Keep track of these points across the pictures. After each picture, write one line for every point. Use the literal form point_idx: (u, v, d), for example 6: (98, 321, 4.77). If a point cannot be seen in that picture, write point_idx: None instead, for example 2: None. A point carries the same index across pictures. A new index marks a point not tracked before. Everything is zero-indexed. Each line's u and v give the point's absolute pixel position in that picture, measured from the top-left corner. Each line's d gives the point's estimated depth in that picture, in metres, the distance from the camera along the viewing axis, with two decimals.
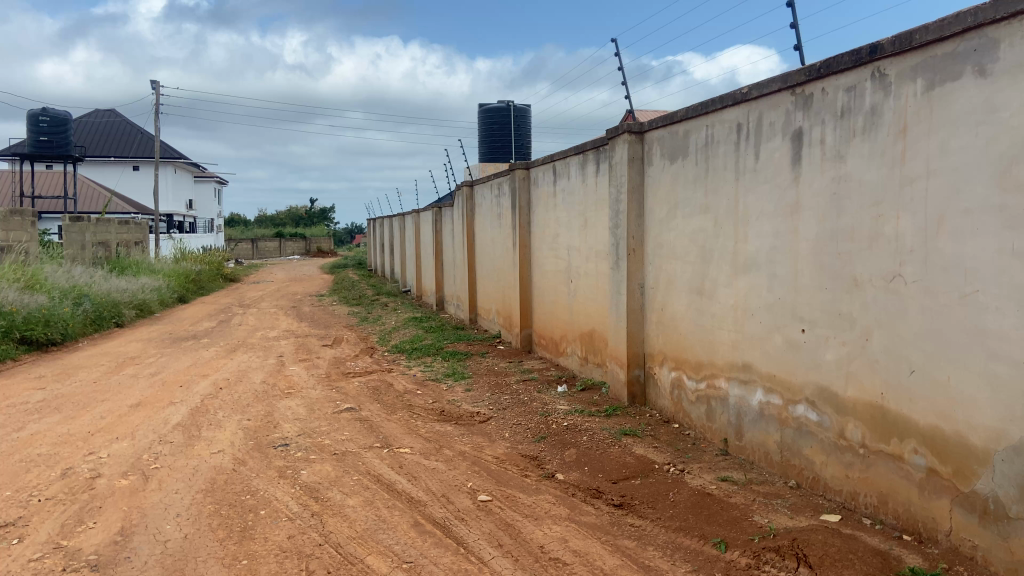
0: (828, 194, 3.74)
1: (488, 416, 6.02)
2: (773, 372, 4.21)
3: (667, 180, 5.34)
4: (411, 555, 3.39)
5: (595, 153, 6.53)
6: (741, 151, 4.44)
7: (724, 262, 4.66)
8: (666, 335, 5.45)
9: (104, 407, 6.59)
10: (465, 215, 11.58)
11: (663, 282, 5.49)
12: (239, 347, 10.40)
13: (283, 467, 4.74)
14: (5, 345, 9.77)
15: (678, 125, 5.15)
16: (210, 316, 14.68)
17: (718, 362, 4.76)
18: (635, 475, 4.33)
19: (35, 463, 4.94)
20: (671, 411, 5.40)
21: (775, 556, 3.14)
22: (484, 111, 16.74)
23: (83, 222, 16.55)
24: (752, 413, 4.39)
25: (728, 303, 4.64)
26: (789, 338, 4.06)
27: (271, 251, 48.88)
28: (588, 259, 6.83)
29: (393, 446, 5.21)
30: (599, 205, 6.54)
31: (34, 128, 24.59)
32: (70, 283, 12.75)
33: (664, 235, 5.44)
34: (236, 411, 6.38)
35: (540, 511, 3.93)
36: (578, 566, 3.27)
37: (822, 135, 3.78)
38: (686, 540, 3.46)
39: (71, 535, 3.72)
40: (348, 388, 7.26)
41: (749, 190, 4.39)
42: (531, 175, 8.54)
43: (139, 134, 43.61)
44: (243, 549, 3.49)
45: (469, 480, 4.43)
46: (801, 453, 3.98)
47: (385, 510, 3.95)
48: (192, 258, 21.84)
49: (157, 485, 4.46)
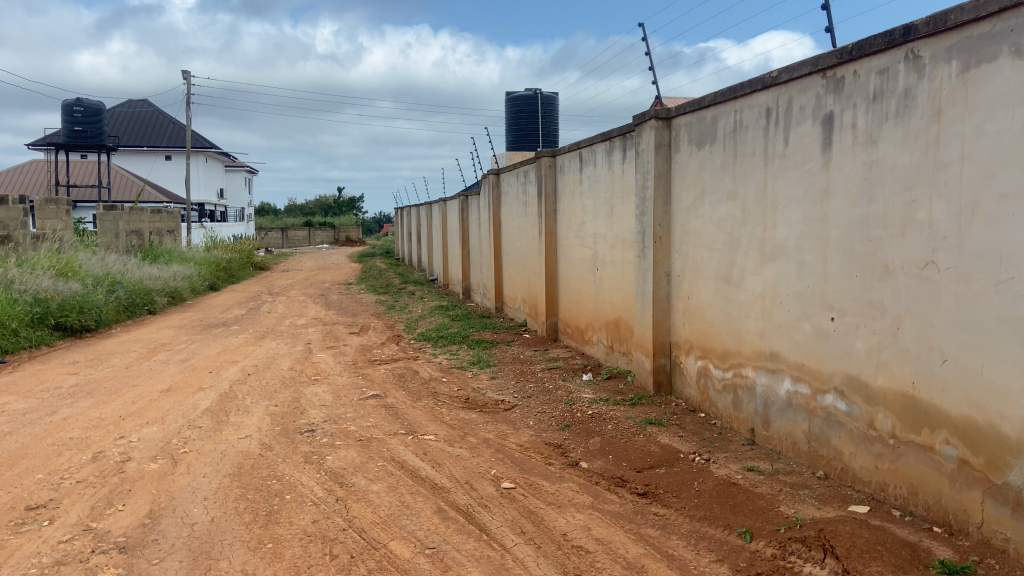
0: (859, 179, 3.66)
1: (513, 403, 6.02)
2: (801, 361, 4.14)
3: (695, 166, 5.27)
4: (434, 541, 3.40)
5: (621, 140, 6.46)
6: (770, 136, 4.36)
7: (752, 249, 4.59)
8: (693, 324, 5.39)
9: (135, 392, 6.71)
10: (492, 204, 11.55)
11: (690, 270, 5.43)
12: (268, 335, 10.51)
13: (309, 453, 4.77)
14: (41, 331, 9.99)
15: (706, 110, 5.07)
16: (239, 303, 14.88)
17: (745, 351, 4.70)
18: (660, 464, 4.30)
19: (68, 446, 5.04)
20: (697, 400, 5.35)
21: (801, 546, 3.09)
22: (510, 99, 16.68)
23: (116, 211, 16.85)
24: (780, 402, 4.33)
25: (755, 291, 4.57)
26: (817, 327, 3.99)
27: (301, 241, 49.35)
28: (614, 247, 6.78)
29: (417, 433, 5.23)
30: (625, 192, 6.48)
31: (68, 119, 25.02)
32: (103, 271, 12.98)
33: (691, 222, 5.37)
34: (263, 397, 6.46)
35: (563, 498, 3.92)
36: (601, 554, 3.25)
37: (853, 118, 3.70)
38: (711, 530, 3.42)
39: (100, 517, 3.79)
40: (374, 376, 7.30)
41: (778, 176, 4.31)
42: (557, 163, 8.48)
43: (171, 124, 44.16)
44: (268, 533, 3.52)
45: (493, 468, 4.43)
46: (829, 443, 3.91)
47: (408, 496, 3.97)
48: (222, 247, 22.13)
49: (185, 469, 4.53)
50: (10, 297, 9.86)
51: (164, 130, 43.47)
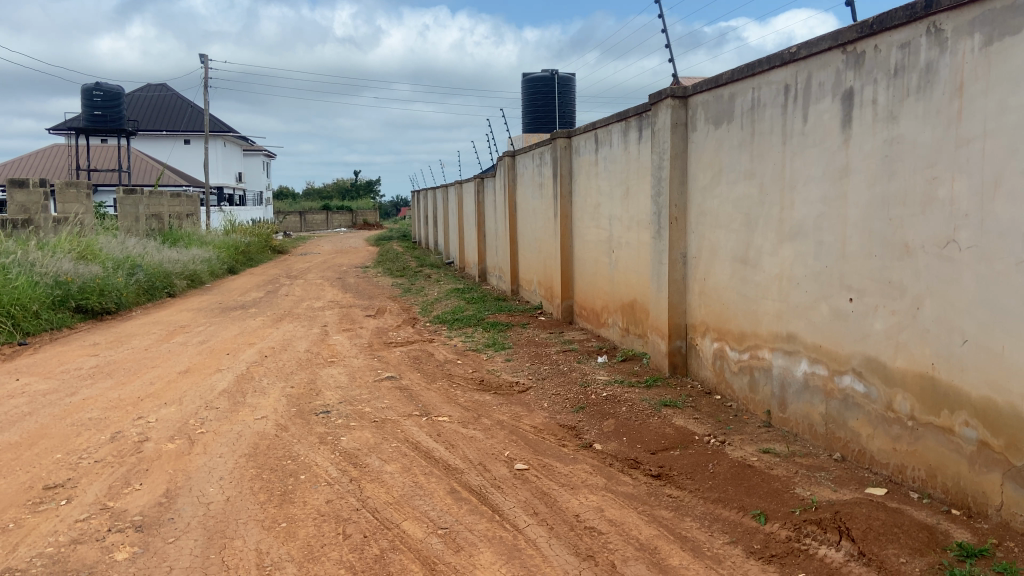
0: (879, 157, 3.59)
1: (527, 385, 6.01)
2: (818, 342, 4.08)
3: (712, 146, 5.20)
4: (446, 521, 3.40)
5: (638, 119, 6.39)
6: (789, 114, 4.28)
7: (769, 230, 4.53)
8: (709, 306, 5.34)
9: (154, 374, 6.77)
10: (507, 186, 11.51)
11: (706, 251, 5.37)
12: (286, 317, 10.58)
13: (324, 434, 4.79)
14: (62, 313, 10.12)
15: (724, 89, 4.99)
16: (258, 286, 14.98)
17: (762, 332, 4.65)
18: (674, 446, 4.27)
19: (87, 426, 5.10)
20: (713, 382, 5.30)
21: (816, 529, 3.05)
22: (526, 81, 16.58)
23: (136, 194, 16.98)
24: (797, 384, 4.28)
25: (772, 271, 4.51)
26: (835, 308, 3.93)
27: (319, 224, 49.56)
28: (630, 228, 6.72)
29: (431, 414, 5.23)
30: (641, 173, 6.41)
31: (88, 103, 25.21)
32: (123, 254, 13.11)
33: (708, 202, 5.31)
34: (280, 378, 6.50)
35: (577, 480, 3.90)
36: (613, 535, 3.24)
37: (874, 94, 3.61)
38: (725, 512, 3.39)
39: (117, 496, 3.83)
40: (390, 357, 7.32)
41: (797, 154, 4.24)
42: (573, 144, 8.42)
43: (190, 108, 44.35)
44: (282, 512, 3.54)
45: (507, 449, 4.42)
46: (846, 426, 3.86)
47: (422, 477, 3.98)
48: (241, 231, 22.28)
49: (202, 449, 4.56)
50: (32, 279, 9.98)
51: (183, 115, 43.68)
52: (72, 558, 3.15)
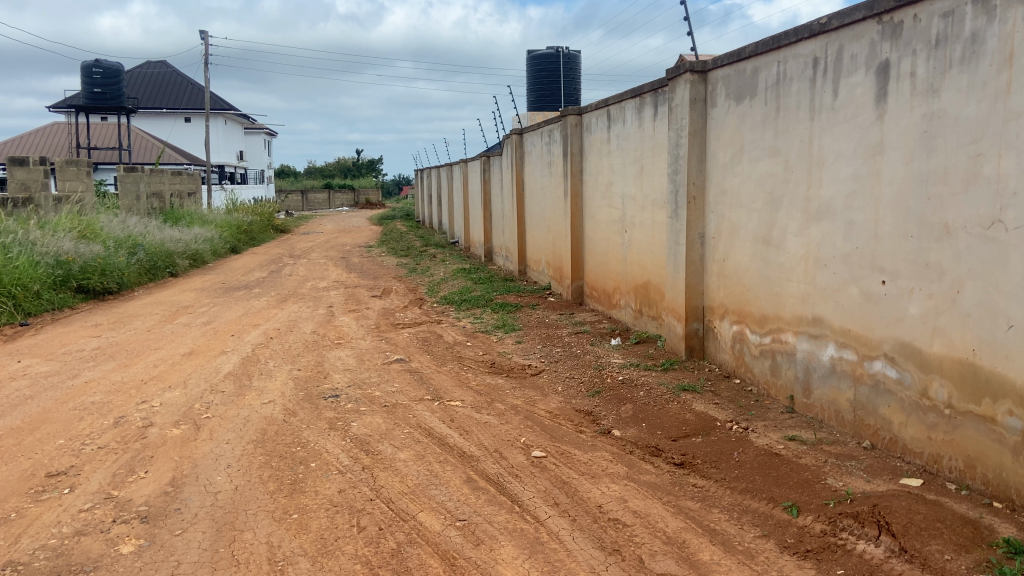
0: (917, 132, 3.41)
1: (540, 368, 5.87)
2: (847, 326, 3.93)
3: (733, 122, 5.02)
4: (464, 512, 3.27)
5: (653, 95, 6.20)
6: (817, 88, 4.10)
7: (795, 209, 4.36)
8: (728, 288, 5.19)
9: (157, 356, 6.64)
10: (515, 164, 11.33)
11: (725, 231, 5.20)
12: (290, 298, 10.43)
13: (334, 419, 4.66)
14: (63, 294, 9.99)
15: (747, 62, 4.80)
16: (261, 266, 14.81)
17: (786, 316, 4.49)
18: (696, 433, 4.13)
19: (89, 410, 4.97)
20: (732, 365, 5.16)
21: (853, 523, 2.92)
22: (531, 58, 16.32)
23: (137, 172, 16.78)
24: (823, 369, 4.13)
25: (798, 253, 4.35)
26: (866, 291, 3.77)
27: (321, 203, 49.32)
28: (644, 208, 6.55)
29: (443, 398, 5.10)
30: (656, 150, 6.23)
31: (88, 80, 24.93)
32: (124, 233, 12.95)
33: (728, 180, 5.13)
34: (286, 360, 6.37)
35: (597, 468, 3.77)
36: (639, 528, 3.11)
37: (912, 67, 3.43)
38: (754, 503, 3.26)
39: (122, 485, 3.70)
40: (398, 339, 7.18)
41: (825, 130, 4.06)
42: (583, 121, 8.24)
43: (190, 85, 43.94)
44: (293, 502, 3.41)
45: (522, 436, 4.28)
46: (877, 413, 3.72)
47: (437, 465, 3.85)
48: (242, 210, 22.11)
49: (209, 434, 4.44)
50: (33, 259, 9.85)
51: (183, 92, 43.31)
52: (76, 551, 3.03)
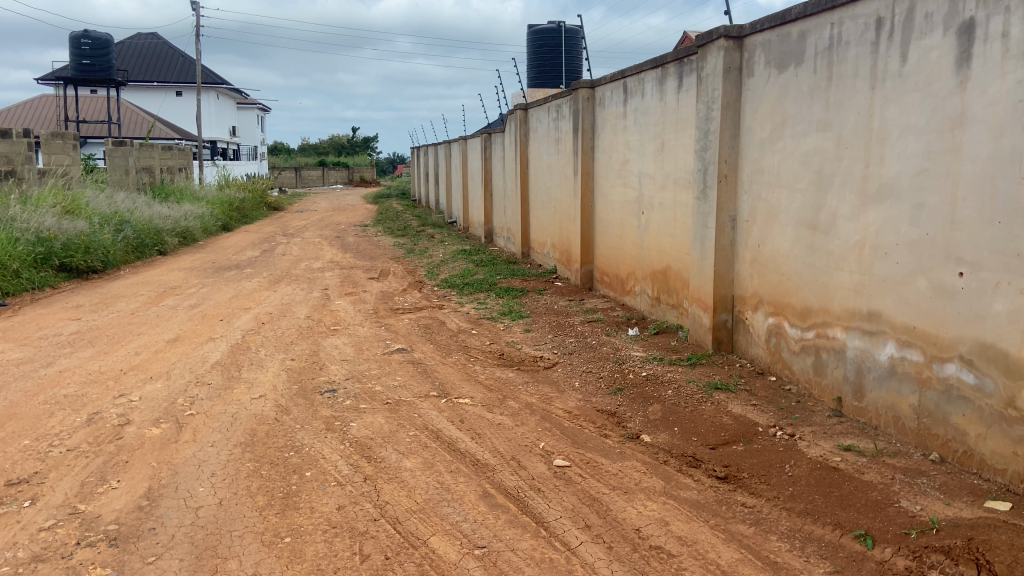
0: (1009, 103, 2.94)
1: (554, 361, 5.42)
2: (911, 323, 3.48)
3: (774, 93, 4.53)
4: (484, 538, 2.83)
5: (677, 66, 5.73)
6: (881, 54, 3.62)
7: (848, 189, 3.90)
8: (763, 276, 4.74)
9: (140, 342, 6.17)
10: (519, 141, 10.78)
11: (762, 214, 4.74)
12: (283, 279, 9.94)
13: (331, 418, 4.21)
14: (44, 272, 9.48)
15: (793, 25, 4.31)
16: (253, 244, 14.27)
17: (833, 309, 4.04)
18: (737, 441, 3.70)
19: (61, 405, 4.50)
20: (766, 361, 4.73)
21: (944, 559, 2.52)
22: (532, 33, 15.69)
23: (127, 146, 16.13)
24: (879, 370, 3.69)
25: (851, 239, 3.90)
26: (938, 283, 3.33)
27: (315, 180, 48.61)
28: (665, 187, 6.08)
29: (451, 395, 4.64)
30: (681, 126, 5.76)
31: (76, 51, 24.14)
32: (111, 209, 12.41)
33: (766, 158, 4.66)
34: (280, 349, 5.89)
35: (629, 482, 3.33)
36: (688, 559, 2.68)
37: (1005, 26, 2.96)
38: (818, 529, 2.84)
39: (90, 498, 3.24)
40: (398, 326, 6.70)
41: (890, 100, 3.58)
42: (596, 95, 7.71)
43: (181, 59, 43.01)
44: (285, 522, 2.97)
45: (541, 441, 3.84)
46: (948, 422, 3.29)
47: (448, 476, 3.40)
48: (235, 186, 21.56)
49: (191, 436, 3.97)
50: (11, 236, 9.34)
51: (175, 66, 42.42)
52: None
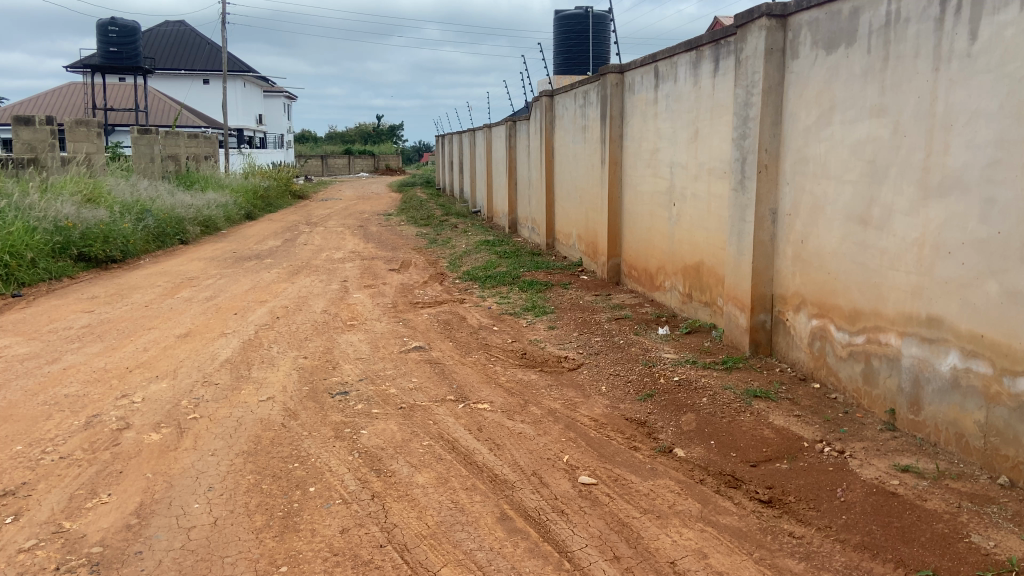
0: None
1: (579, 362, 5.11)
2: (978, 331, 3.12)
3: (822, 76, 4.16)
4: (500, 571, 2.54)
5: (714, 48, 5.37)
6: (947, 32, 3.25)
7: (905, 181, 3.54)
8: (807, 275, 4.38)
9: (150, 337, 5.95)
10: (544, 128, 10.44)
11: (806, 207, 4.38)
12: (303, 270, 9.71)
13: (340, 424, 3.94)
14: (62, 262, 9.36)
15: (844, 2, 3.94)
16: (274, 234, 14.13)
17: (887, 312, 3.69)
18: (780, 458, 3.37)
19: (59, 406, 4.29)
20: (809, 366, 4.38)
21: None
22: (559, 19, 15.26)
23: (151, 135, 16.02)
24: (940, 381, 3.33)
25: (908, 236, 3.54)
26: (1010, 288, 2.97)
27: (341, 168, 48.60)
28: (699, 177, 5.72)
29: (469, 400, 4.36)
30: (717, 112, 5.39)
31: (104, 39, 24.15)
32: (132, 198, 12.29)
33: (812, 146, 4.30)
34: (293, 346, 5.65)
35: (661, 504, 3.02)
36: None
37: None
38: (878, 567, 2.52)
39: (77, 514, 3.00)
40: (416, 322, 6.44)
41: (956, 83, 3.21)
42: (625, 80, 7.34)
43: (209, 47, 43.09)
44: (283, 547, 2.71)
45: (566, 453, 3.54)
46: (1019, 442, 2.94)
47: (463, 494, 3.12)
48: (260, 174, 21.47)
49: (192, 443, 3.73)
50: (30, 225, 9.21)
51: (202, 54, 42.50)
52: None
